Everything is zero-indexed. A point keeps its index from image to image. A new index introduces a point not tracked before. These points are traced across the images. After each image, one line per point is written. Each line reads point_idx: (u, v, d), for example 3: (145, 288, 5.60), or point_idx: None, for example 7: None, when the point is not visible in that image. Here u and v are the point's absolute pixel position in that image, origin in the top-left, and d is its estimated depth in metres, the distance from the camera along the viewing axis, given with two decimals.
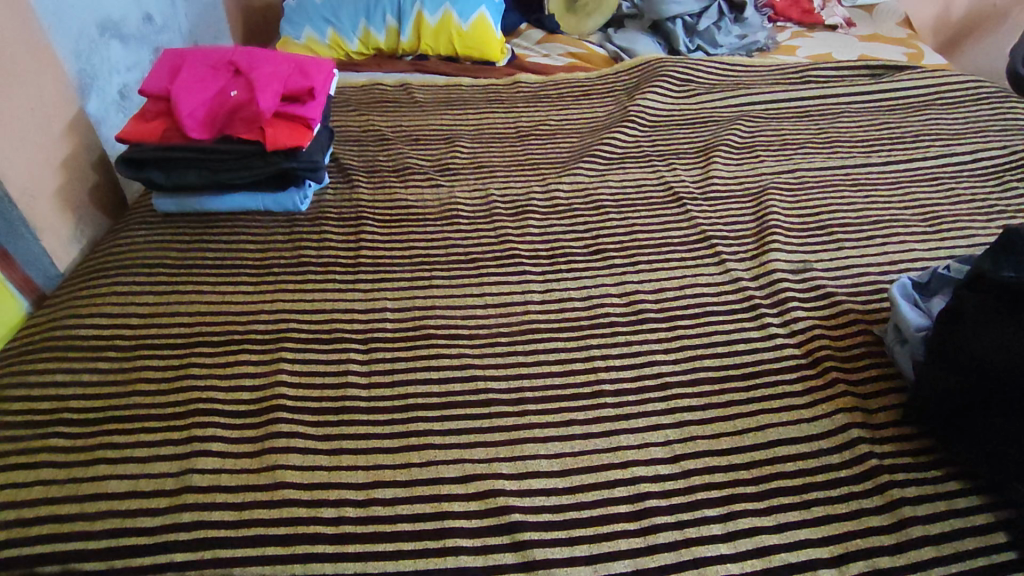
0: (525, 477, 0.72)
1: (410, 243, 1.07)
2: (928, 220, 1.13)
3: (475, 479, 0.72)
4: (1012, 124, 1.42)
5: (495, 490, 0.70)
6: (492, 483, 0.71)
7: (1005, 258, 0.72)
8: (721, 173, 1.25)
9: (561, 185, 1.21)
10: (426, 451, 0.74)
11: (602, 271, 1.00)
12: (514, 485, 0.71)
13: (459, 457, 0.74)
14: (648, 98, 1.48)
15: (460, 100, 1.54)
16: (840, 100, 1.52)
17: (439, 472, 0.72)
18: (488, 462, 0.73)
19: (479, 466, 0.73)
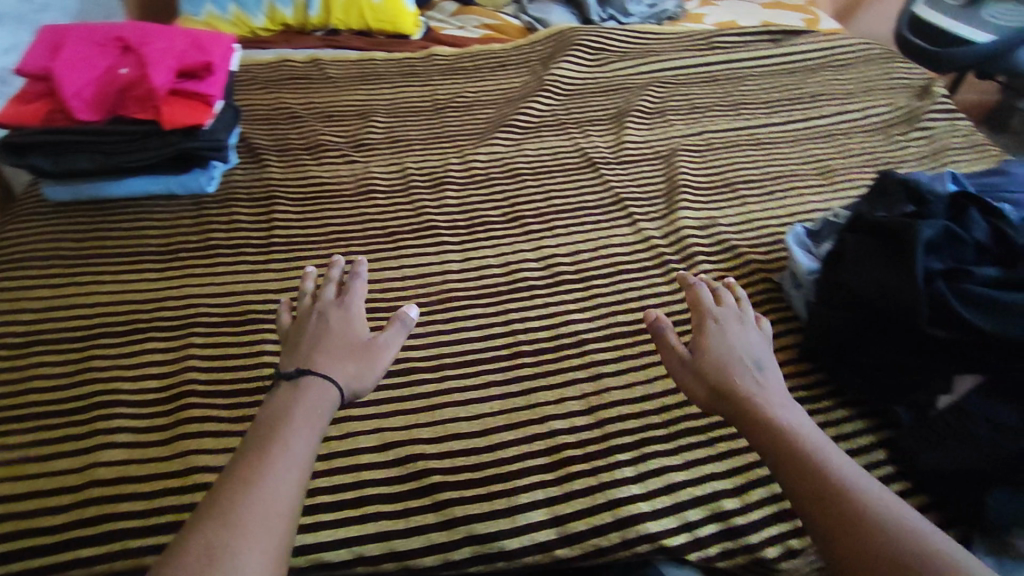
0: (445, 440, 0.73)
1: (326, 220, 1.04)
2: (822, 173, 1.21)
3: (395, 446, 0.72)
4: (897, 83, 1.53)
5: (413, 455, 0.71)
6: (408, 447, 0.71)
7: (882, 204, 0.78)
8: (633, 138, 1.29)
9: (478, 155, 1.21)
10: (343, 424, 0.74)
11: (520, 237, 1.02)
12: (433, 450, 0.72)
13: (377, 427, 0.74)
14: (562, 67, 1.50)
15: (373, 75, 1.51)
16: (742, 66, 1.60)
17: (357, 443, 0.72)
18: (409, 429, 0.74)
19: (398, 434, 0.73)
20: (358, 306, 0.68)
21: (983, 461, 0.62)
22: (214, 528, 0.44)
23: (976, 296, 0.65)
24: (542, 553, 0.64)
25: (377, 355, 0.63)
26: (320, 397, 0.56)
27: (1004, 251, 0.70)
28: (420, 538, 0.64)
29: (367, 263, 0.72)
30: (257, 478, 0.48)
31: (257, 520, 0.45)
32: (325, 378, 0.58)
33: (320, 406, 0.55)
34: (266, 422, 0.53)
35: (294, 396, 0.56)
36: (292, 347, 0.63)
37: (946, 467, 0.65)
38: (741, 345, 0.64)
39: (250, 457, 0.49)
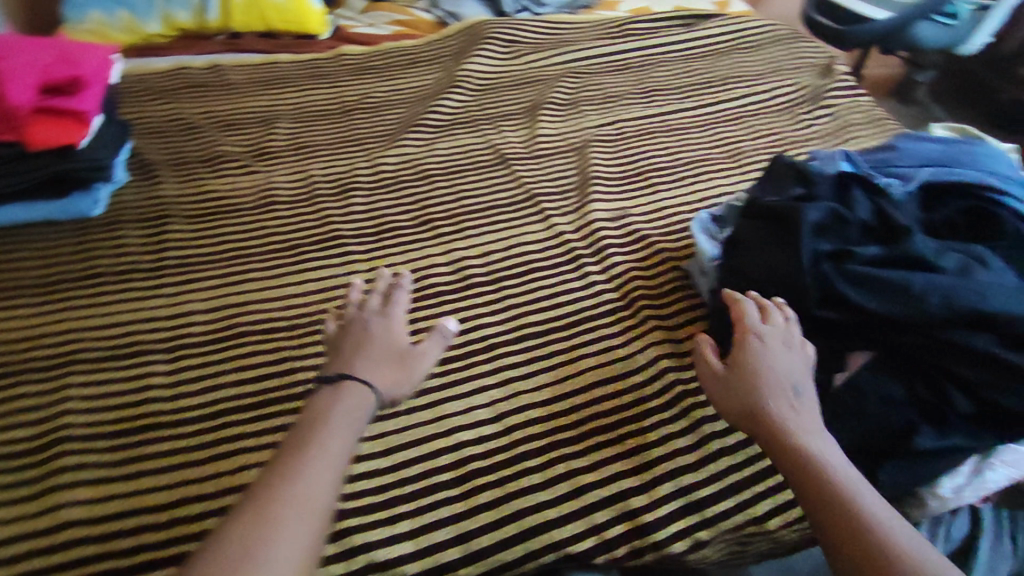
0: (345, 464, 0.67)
1: (223, 238, 0.99)
2: (732, 156, 1.22)
3: None
4: (802, 63, 1.57)
5: None
6: None
7: (772, 187, 0.80)
8: (546, 131, 1.28)
9: (387, 158, 1.17)
10: (236, 457, 0.70)
11: (429, 241, 0.99)
12: None
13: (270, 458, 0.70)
14: (474, 61, 1.47)
15: (278, 79, 1.44)
16: (655, 52, 1.60)
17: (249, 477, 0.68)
18: None
19: None
20: (400, 312, 0.63)
21: (879, 436, 0.63)
22: (251, 532, 0.42)
23: (858, 275, 0.66)
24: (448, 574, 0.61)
25: (417, 364, 0.59)
26: (361, 410, 0.53)
27: (888, 230, 0.71)
28: None
29: (411, 274, 0.67)
30: (293, 481, 0.45)
31: (298, 528, 0.43)
32: (365, 381, 0.55)
33: (359, 413, 0.53)
34: (307, 423, 0.50)
35: (336, 400, 0.53)
36: (333, 352, 0.59)
37: (843, 444, 0.65)
38: (782, 365, 0.60)
39: (291, 455, 0.48)
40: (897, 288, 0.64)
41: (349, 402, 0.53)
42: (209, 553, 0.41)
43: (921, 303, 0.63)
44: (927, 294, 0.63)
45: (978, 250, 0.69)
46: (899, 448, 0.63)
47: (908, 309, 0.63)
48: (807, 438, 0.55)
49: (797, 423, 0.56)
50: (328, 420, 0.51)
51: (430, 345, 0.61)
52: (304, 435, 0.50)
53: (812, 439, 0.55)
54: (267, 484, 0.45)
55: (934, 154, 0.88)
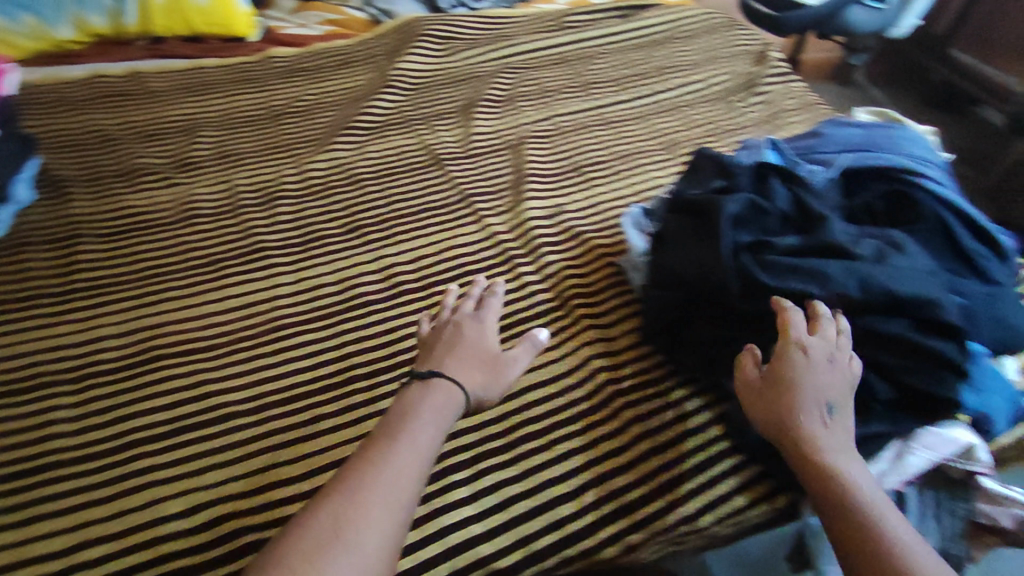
0: (261, 491, 0.66)
1: (137, 255, 0.94)
2: (667, 147, 1.22)
3: (201, 508, 0.64)
4: (737, 50, 1.58)
5: (222, 514, 0.64)
6: (219, 504, 0.65)
7: (695, 180, 0.80)
8: (481, 129, 1.25)
9: (316, 163, 1.14)
10: (142, 492, 0.65)
11: (358, 249, 0.96)
12: (245, 504, 0.65)
13: (181, 489, 0.66)
14: (407, 60, 1.43)
15: (202, 84, 1.38)
16: (592, 44, 1.59)
17: (159, 510, 0.64)
18: (218, 486, 0.66)
19: (207, 493, 0.66)
20: (491, 317, 0.65)
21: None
22: (339, 512, 0.46)
23: (778, 264, 0.67)
24: None
25: (507, 369, 0.60)
26: (455, 403, 0.56)
27: (808, 217, 0.71)
28: None
29: (504, 284, 0.69)
30: (377, 471, 0.49)
31: (380, 519, 0.46)
32: (453, 378, 0.57)
33: (452, 409, 0.56)
34: (395, 415, 0.54)
35: (427, 393, 0.55)
36: (426, 351, 0.61)
37: None
38: (821, 383, 0.59)
39: (378, 444, 0.51)
40: (816, 278, 0.65)
41: (437, 398, 0.55)
42: (298, 535, 0.45)
43: (841, 288, 0.64)
44: (846, 282, 0.64)
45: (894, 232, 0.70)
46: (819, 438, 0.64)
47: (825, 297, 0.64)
48: (836, 455, 0.56)
49: (827, 441, 0.57)
50: (419, 411, 0.54)
51: (520, 350, 0.62)
52: (392, 424, 0.53)
53: (838, 457, 0.56)
54: (350, 471, 0.50)
55: (856, 139, 0.89)
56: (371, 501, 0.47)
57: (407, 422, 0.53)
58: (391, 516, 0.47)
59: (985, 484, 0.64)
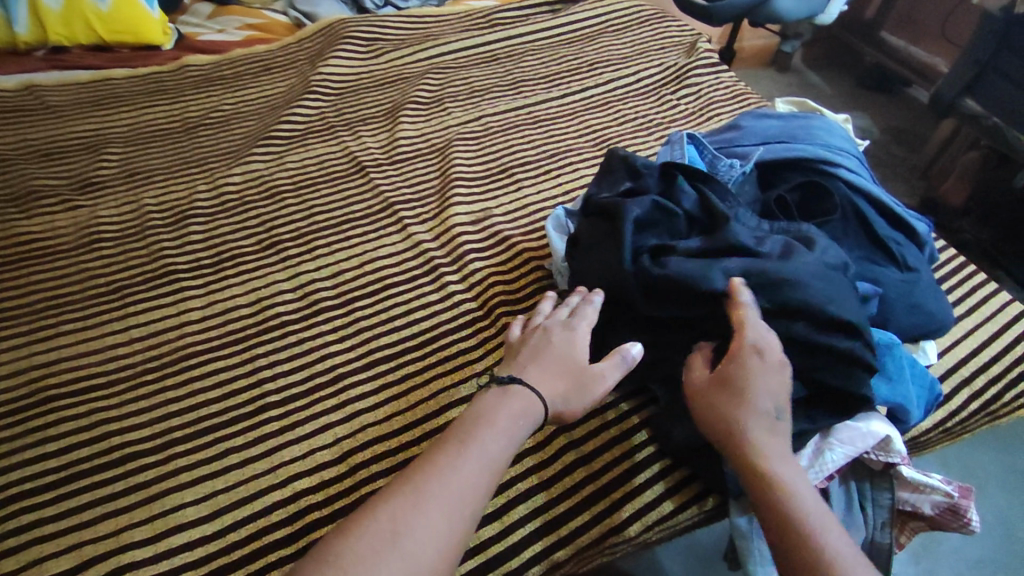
0: (164, 536, 0.62)
1: (32, 287, 0.88)
2: (597, 144, 1.21)
3: (99, 560, 0.60)
4: (667, 42, 1.58)
5: (121, 567, 0.60)
6: (119, 554, 0.61)
7: (608, 182, 0.78)
8: (407, 133, 1.22)
9: (231, 177, 1.08)
10: (31, 549, 0.61)
11: (274, 266, 0.92)
12: (146, 553, 0.61)
13: (75, 542, 0.61)
14: (330, 63, 1.38)
15: (110, 98, 1.30)
16: (522, 41, 1.57)
17: (51, 568, 0.60)
18: (116, 534, 0.62)
19: (104, 543, 0.61)
20: (586, 328, 0.67)
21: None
22: (400, 511, 0.49)
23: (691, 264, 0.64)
24: None
25: (591, 384, 0.63)
26: (531, 413, 0.59)
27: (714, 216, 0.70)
28: None
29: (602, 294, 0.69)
30: (443, 475, 0.52)
31: (441, 521, 0.49)
32: (531, 389, 0.60)
33: (527, 417, 0.58)
34: (471, 419, 0.57)
35: (507, 403, 0.58)
36: (513, 357, 0.65)
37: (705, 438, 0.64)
38: (764, 388, 0.58)
39: (452, 448, 0.55)
40: (751, 276, 0.63)
41: (518, 403, 0.58)
42: (359, 527, 0.49)
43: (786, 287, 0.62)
44: (801, 279, 0.62)
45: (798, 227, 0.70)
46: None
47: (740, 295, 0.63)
48: (771, 460, 0.56)
49: (767, 445, 0.57)
50: (494, 417, 0.57)
51: (609, 365, 0.64)
52: (466, 429, 0.57)
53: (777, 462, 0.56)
54: (418, 471, 0.53)
55: (774, 130, 0.89)
56: (435, 503, 0.50)
57: (480, 426, 0.56)
58: (451, 519, 0.50)
59: (905, 473, 0.64)
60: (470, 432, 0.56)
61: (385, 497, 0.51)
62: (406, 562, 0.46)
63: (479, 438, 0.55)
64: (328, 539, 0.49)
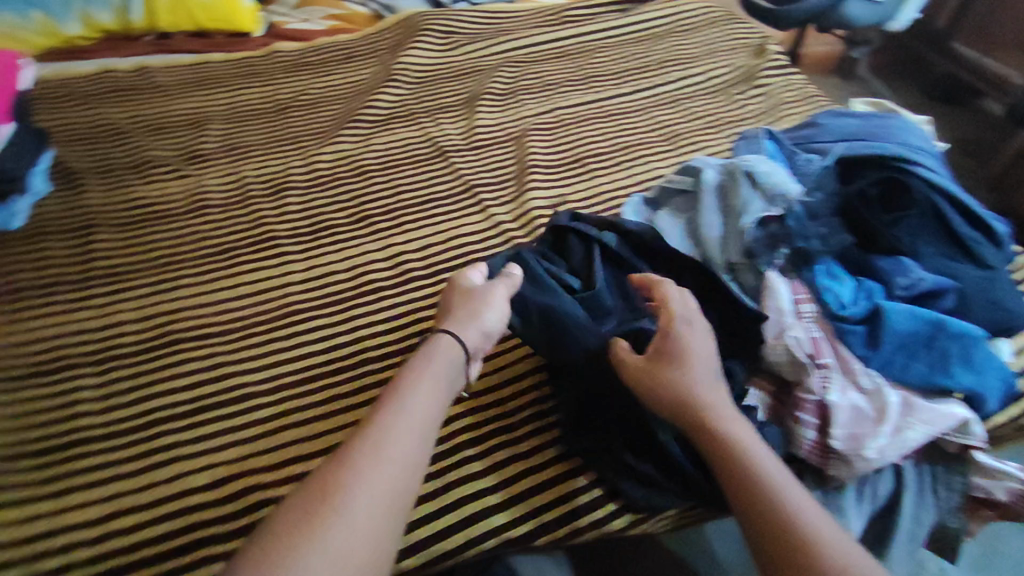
0: (283, 466, 0.69)
1: (152, 244, 0.97)
2: (668, 139, 1.24)
3: (230, 480, 0.67)
4: (736, 44, 1.60)
5: (248, 487, 0.67)
6: (245, 477, 0.68)
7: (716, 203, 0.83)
8: (484, 121, 1.27)
9: (323, 155, 1.16)
10: (171, 466, 0.68)
11: (366, 238, 0.98)
12: (269, 478, 0.68)
13: (209, 463, 0.69)
14: (410, 54, 1.45)
15: (209, 79, 1.40)
16: (593, 38, 1.61)
17: (189, 483, 0.67)
18: (242, 460, 0.69)
19: (233, 466, 0.69)
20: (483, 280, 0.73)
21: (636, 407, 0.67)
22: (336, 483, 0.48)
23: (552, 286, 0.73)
24: None
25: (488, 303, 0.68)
26: (453, 361, 0.63)
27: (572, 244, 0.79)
28: None
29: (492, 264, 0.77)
30: (376, 443, 0.51)
31: (379, 490, 0.49)
32: (454, 337, 0.64)
33: (445, 379, 0.60)
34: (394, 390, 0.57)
35: (422, 363, 0.61)
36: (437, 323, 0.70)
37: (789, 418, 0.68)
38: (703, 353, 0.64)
39: (382, 415, 0.54)
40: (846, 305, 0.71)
41: (437, 369, 0.60)
42: (294, 505, 0.47)
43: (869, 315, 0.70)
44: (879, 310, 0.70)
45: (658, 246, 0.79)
46: (801, 395, 0.67)
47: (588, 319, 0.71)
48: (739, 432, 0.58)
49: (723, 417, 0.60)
50: (417, 385, 0.57)
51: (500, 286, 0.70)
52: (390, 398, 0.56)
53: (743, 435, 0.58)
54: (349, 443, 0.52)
55: (853, 129, 0.91)
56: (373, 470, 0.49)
57: (404, 395, 0.56)
58: (392, 482, 0.50)
59: (979, 459, 0.66)
60: (390, 399, 0.56)
61: (315, 476, 0.50)
62: (346, 531, 0.46)
63: (405, 399, 0.56)
64: (264, 527, 0.47)
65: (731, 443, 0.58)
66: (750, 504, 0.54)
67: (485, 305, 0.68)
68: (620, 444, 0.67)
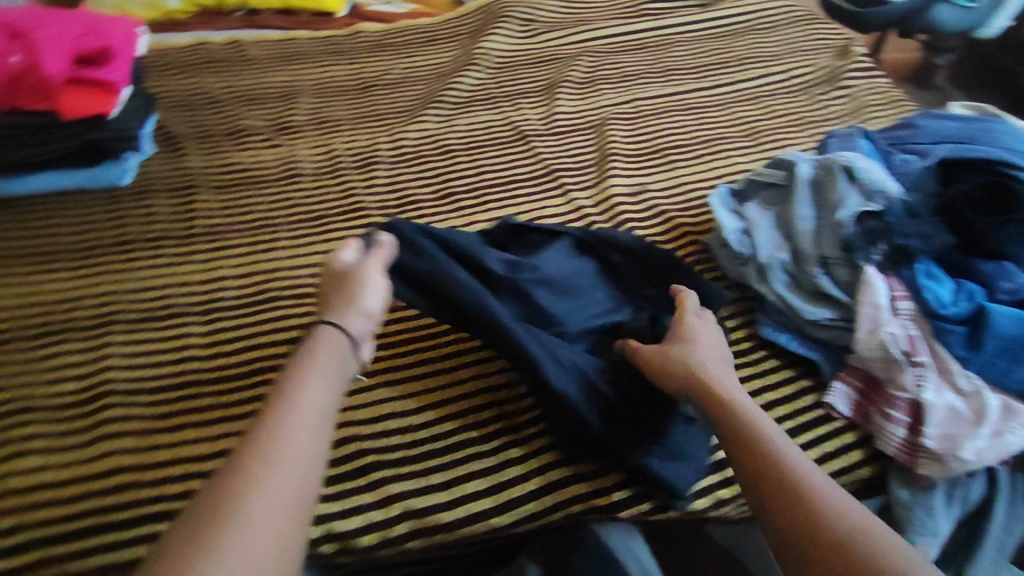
0: (379, 421, 0.71)
1: (250, 207, 1.02)
2: (748, 135, 1.23)
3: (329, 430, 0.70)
4: (819, 44, 1.57)
5: (347, 438, 0.70)
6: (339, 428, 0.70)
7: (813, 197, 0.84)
8: (564, 109, 1.29)
9: (408, 132, 1.19)
10: None
11: (452, 213, 1.01)
12: (368, 431, 0.70)
13: None
14: (491, 40, 1.48)
15: (297, 55, 1.45)
16: (672, 32, 1.60)
17: None
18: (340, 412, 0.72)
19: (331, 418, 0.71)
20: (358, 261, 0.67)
21: (641, 403, 0.69)
22: (231, 492, 0.43)
23: (427, 252, 0.73)
24: (480, 524, 0.65)
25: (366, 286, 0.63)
26: (342, 349, 0.57)
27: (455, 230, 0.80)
28: (356, 517, 0.64)
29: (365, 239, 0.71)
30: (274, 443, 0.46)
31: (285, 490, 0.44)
32: (338, 325, 0.59)
33: (336, 366, 0.55)
34: (288, 382, 0.52)
35: (309, 355, 0.55)
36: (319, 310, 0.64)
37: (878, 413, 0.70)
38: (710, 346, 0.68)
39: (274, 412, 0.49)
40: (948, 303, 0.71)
41: (329, 358, 0.55)
42: (186, 525, 0.41)
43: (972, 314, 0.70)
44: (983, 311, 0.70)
45: (565, 236, 0.83)
46: (893, 392, 0.69)
47: (468, 278, 0.72)
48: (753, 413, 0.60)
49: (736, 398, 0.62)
50: (310, 377, 0.53)
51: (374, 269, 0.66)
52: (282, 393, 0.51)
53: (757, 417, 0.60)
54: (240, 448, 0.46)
55: (951, 131, 0.89)
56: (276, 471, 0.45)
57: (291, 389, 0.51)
58: (300, 484, 0.46)
59: None
60: (281, 394, 0.51)
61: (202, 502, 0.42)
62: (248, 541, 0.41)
63: (297, 396, 0.51)
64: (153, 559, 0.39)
65: (748, 425, 0.59)
66: (766, 493, 0.54)
67: (361, 281, 0.63)
68: (629, 444, 0.67)
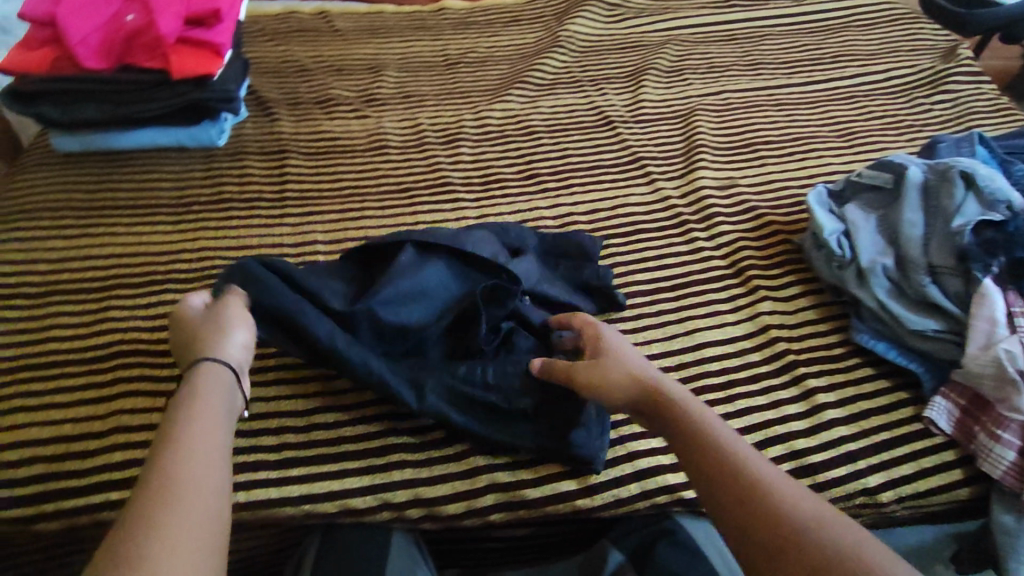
0: None
1: (339, 175, 1.03)
2: (843, 135, 1.19)
3: None
4: (921, 44, 1.49)
5: None
6: None
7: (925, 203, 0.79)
8: (650, 97, 1.26)
9: (492, 111, 1.19)
10: None
11: (536, 195, 1.01)
12: None
13: None
14: (577, 23, 1.45)
15: (383, 28, 1.46)
16: (764, 23, 1.55)
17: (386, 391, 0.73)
18: None
19: None
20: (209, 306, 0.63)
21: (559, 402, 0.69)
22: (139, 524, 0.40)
23: (277, 293, 0.68)
24: (563, 503, 0.66)
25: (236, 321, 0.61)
26: (224, 378, 0.55)
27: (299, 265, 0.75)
28: (444, 485, 0.66)
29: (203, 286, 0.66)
30: (167, 473, 0.44)
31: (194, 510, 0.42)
32: (216, 358, 0.56)
33: (219, 393, 0.53)
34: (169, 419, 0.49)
35: (188, 391, 0.52)
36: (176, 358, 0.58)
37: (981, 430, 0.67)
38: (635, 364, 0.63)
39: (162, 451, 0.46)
40: None
41: (212, 385, 0.53)
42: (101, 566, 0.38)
43: None
44: None
45: (406, 242, 0.74)
46: (1004, 413, 0.65)
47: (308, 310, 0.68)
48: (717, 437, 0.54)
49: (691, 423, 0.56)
50: (193, 406, 0.50)
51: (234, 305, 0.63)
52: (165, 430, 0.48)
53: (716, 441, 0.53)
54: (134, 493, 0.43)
55: None
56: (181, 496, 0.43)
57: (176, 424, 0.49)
58: (209, 504, 0.43)
59: None
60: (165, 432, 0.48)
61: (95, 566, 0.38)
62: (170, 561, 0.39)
63: (173, 432, 0.48)
64: None
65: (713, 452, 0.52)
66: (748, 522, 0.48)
67: (228, 319, 0.61)
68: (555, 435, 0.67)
